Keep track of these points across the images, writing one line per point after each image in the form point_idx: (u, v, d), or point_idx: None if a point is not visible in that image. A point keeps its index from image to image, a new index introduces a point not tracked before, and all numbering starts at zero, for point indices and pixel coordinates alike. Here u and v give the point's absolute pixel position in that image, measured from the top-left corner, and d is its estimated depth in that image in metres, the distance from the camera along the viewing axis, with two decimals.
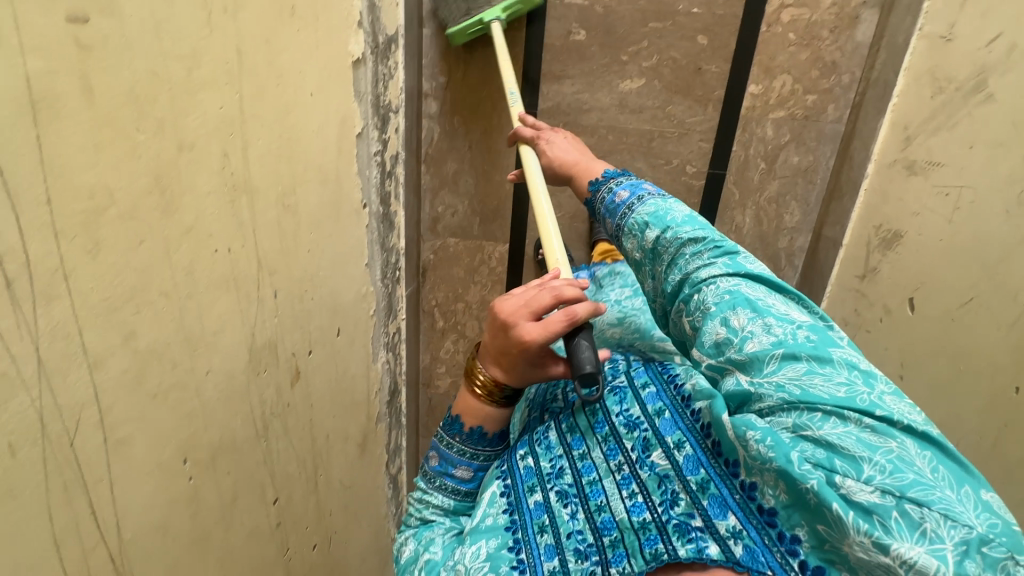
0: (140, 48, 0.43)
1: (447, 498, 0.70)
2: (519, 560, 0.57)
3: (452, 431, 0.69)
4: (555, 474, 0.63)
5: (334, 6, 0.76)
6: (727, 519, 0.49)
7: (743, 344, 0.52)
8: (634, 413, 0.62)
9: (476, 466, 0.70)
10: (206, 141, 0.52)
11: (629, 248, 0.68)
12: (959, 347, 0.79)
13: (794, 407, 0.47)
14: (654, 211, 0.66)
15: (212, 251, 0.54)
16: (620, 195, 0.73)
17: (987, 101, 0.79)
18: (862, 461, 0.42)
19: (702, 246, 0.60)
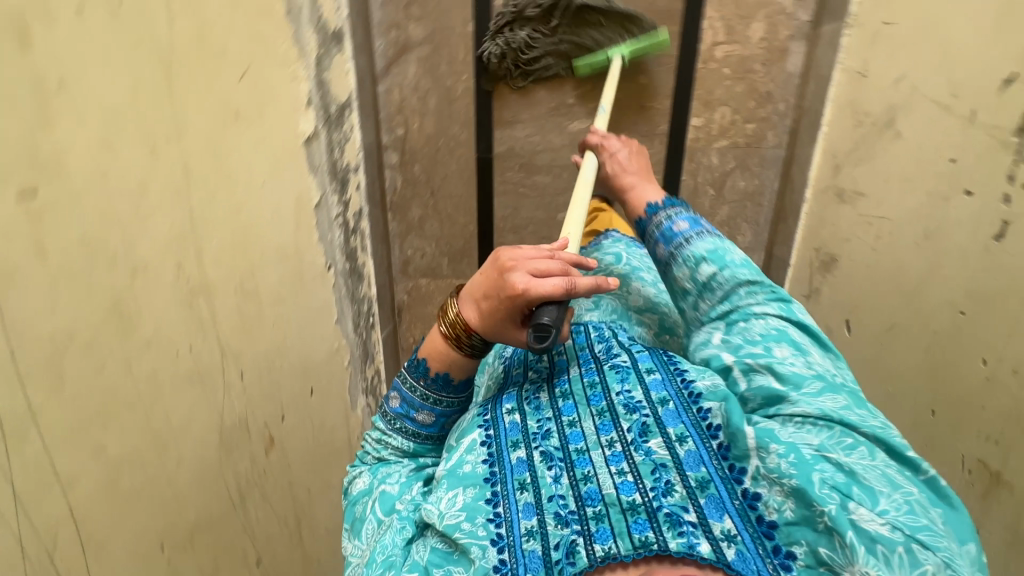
0: (88, 199, 0.48)
1: (407, 441, 0.69)
2: (496, 514, 0.55)
3: (416, 373, 0.68)
4: (541, 435, 0.61)
5: (282, 96, 0.82)
6: (722, 521, 0.51)
7: (786, 370, 0.59)
8: (636, 396, 0.61)
9: (438, 411, 0.69)
10: (159, 261, 0.57)
11: (678, 275, 0.72)
12: (886, 369, 0.84)
13: (829, 426, 0.54)
14: (713, 249, 0.71)
15: (174, 355, 0.60)
16: (678, 223, 0.75)
17: (897, 139, 0.84)
18: (878, 496, 0.49)
19: (756, 289, 0.67)
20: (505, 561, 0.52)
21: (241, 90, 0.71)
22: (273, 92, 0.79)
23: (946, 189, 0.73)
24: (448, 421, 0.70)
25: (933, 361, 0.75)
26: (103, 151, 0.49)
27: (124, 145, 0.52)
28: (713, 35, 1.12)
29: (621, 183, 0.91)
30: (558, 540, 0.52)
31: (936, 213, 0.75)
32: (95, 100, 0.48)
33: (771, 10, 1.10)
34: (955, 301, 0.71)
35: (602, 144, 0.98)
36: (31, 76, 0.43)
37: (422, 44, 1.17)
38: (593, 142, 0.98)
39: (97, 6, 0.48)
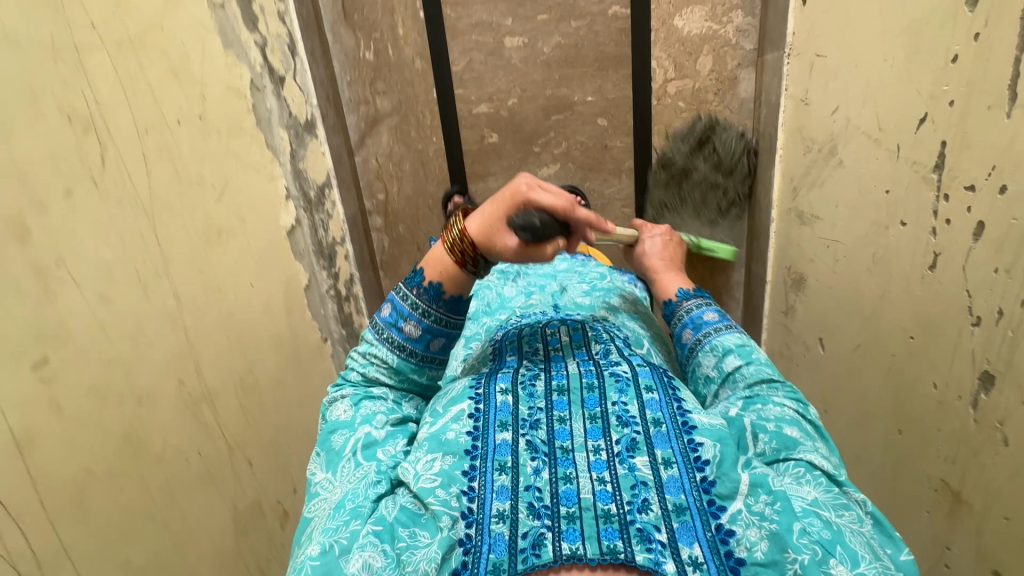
0: (93, 351, 0.55)
1: (392, 354, 0.64)
2: (470, 489, 0.49)
3: (410, 282, 0.63)
4: (530, 423, 0.54)
5: (259, 200, 0.89)
6: (692, 548, 0.45)
7: (796, 436, 0.53)
8: (632, 410, 0.54)
9: (426, 325, 0.63)
10: (162, 384, 0.64)
11: (703, 362, 0.66)
12: (859, 388, 0.87)
13: (828, 484, 0.49)
14: (740, 343, 0.65)
15: (184, 462, 0.67)
16: (704, 314, 0.70)
17: (840, 167, 0.87)
18: (860, 558, 0.44)
19: (780, 384, 0.59)
20: (471, 536, 0.47)
21: (219, 208, 0.78)
22: (250, 199, 0.86)
23: (885, 219, 0.77)
24: (435, 340, 0.65)
25: (894, 382, 0.77)
26: (100, 306, 0.57)
27: (118, 294, 0.59)
28: (663, 73, 1.16)
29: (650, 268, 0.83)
30: (527, 529, 0.46)
31: (880, 241, 0.78)
32: (90, 265, 0.56)
33: (715, 43, 1.13)
34: (905, 326, 0.74)
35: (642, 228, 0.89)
36: (35, 265, 0.50)
37: (391, 114, 1.24)
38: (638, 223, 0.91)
39: (83, 185, 0.56)
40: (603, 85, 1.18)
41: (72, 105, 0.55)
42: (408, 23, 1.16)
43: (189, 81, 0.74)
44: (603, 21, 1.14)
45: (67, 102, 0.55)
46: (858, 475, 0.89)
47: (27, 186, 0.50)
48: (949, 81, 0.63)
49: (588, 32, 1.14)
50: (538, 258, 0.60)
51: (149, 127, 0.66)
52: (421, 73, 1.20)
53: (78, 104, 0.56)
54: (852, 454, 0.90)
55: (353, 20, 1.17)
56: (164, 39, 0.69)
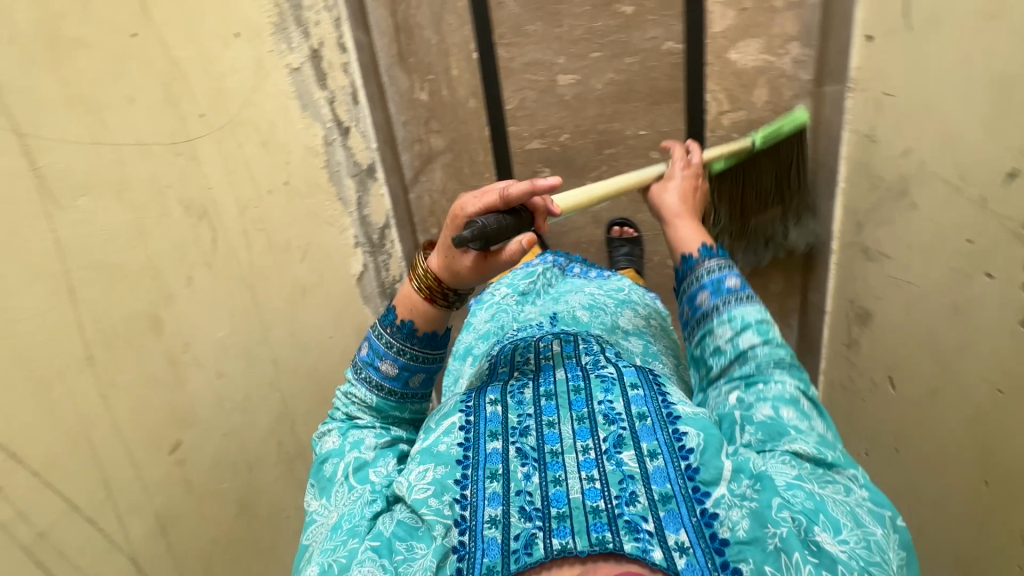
0: (212, 427, 0.59)
1: (370, 393, 0.64)
2: (462, 497, 0.52)
3: (385, 321, 0.64)
4: (520, 431, 0.56)
5: (334, 253, 0.92)
6: (678, 534, 0.47)
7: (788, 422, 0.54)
8: (617, 407, 0.56)
9: (402, 363, 0.63)
10: (265, 448, 0.68)
11: (718, 332, 0.60)
12: (935, 432, 0.86)
13: (811, 466, 0.51)
14: (758, 319, 0.59)
15: (285, 518, 0.70)
16: (728, 279, 0.62)
17: (913, 208, 0.87)
18: (841, 526, 0.47)
19: (789, 364, 0.58)
20: (464, 543, 0.49)
21: (304, 268, 0.81)
22: (328, 255, 0.90)
23: (967, 267, 0.76)
24: (413, 377, 0.64)
25: (978, 432, 0.76)
26: (216, 383, 0.60)
27: (229, 369, 0.62)
28: (717, 106, 1.16)
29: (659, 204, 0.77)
30: (519, 531, 0.49)
31: (961, 288, 0.77)
32: (207, 346, 0.59)
33: (771, 74, 1.12)
34: (991, 378, 0.73)
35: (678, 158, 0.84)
36: (167, 355, 0.54)
37: (444, 152, 1.26)
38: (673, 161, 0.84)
39: (200, 271, 0.59)
40: (655, 118, 1.18)
41: (189, 196, 0.58)
42: (462, 64, 1.18)
43: (276, 150, 0.77)
44: (657, 56, 1.13)
45: (184, 194, 0.58)
46: (936, 519, 0.88)
47: (158, 281, 0.53)
48: None
49: (641, 67, 1.15)
50: (501, 261, 0.58)
51: (249, 203, 0.69)
52: (474, 112, 1.22)
53: (193, 194, 0.59)
54: (929, 497, 0.89)
55: (408, 63, 1.19)
56: (256, 114, 0.72)
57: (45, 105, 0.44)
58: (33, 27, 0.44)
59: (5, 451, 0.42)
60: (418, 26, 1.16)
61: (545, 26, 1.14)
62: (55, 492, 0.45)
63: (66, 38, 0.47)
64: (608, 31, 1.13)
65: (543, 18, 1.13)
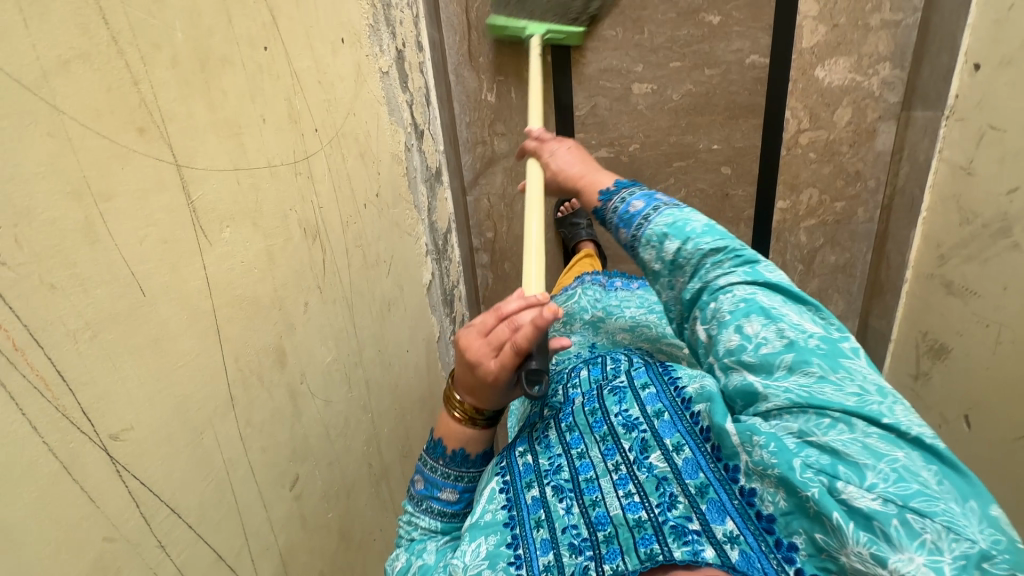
0: (323, 458, 0.57)
1: (435, 521, 0.59)
2: (517, 557, 0.50)
3: (434, 454, 0.61)
4: (553, 470, 0.57)
5: (410, 264, 0.89)
6: (725, 525, 0.46)
7: (762, 361, 0.49)
8: (633, 413, 0.58)
9: (462, 488, 0.61)
10: (359, 474, 0.66)
11: (646, 259, 0.60)
12: (1018, 478, 0.85)
13: (800, 410, 0.45)
14: (672, 221, 0.59)
15: (373, 540, 0.69)
16: (633, 204, 0.64)
17: (1014, 248, 0.84)
18: (865, 467, 0.41)
19: (726, 254, 0.56)
20: None
21: (389, 282, 0.79)
22: (406, 266, 0.87)
23: None
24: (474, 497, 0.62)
25: None
26: (325, 412, 0.58)
27: (335, 395, 0.60)
28: (796, 124, 1.12)
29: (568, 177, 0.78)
30: (572, 569, 0.48)
31: None
32: (319, 374, 0.57)
33: (857, 94, 1.09)
34: None
35: (540, 147, 0.84)
36: (290, 387, 0.51)
37: (507, 156, 1.23)
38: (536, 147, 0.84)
39: (314, 296, 0.57)
40: (731, 133, 1.15)
41: (306, 217, 0.56)
42: (534, 67, 1.14)
43: (371, 161, 0.74)
44: (739, 70, 1.10)
45: (302, 216, 0.55)
46: None
47: (282, 311, 0.51)
48: None
49: (721, 80, 1.11)
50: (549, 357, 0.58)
51: (350, 218, 0.67)
52: (543, 116, 1.18)
53: (309, 215, 0.57)
54: None
55: (478, 62, 1.15)
56: (356, 124, 0.70)
57: (198, 132, 0.41)
58: (190, 47, 0.40)
59: (166, 506, 0.36)
60: None
61: (625, 32, 1.09)
62: (205, 542, 0.40)
63: (215, 56, 0.43)
64: (691, 41, 1.09)
65: (623, 23, 1.09)
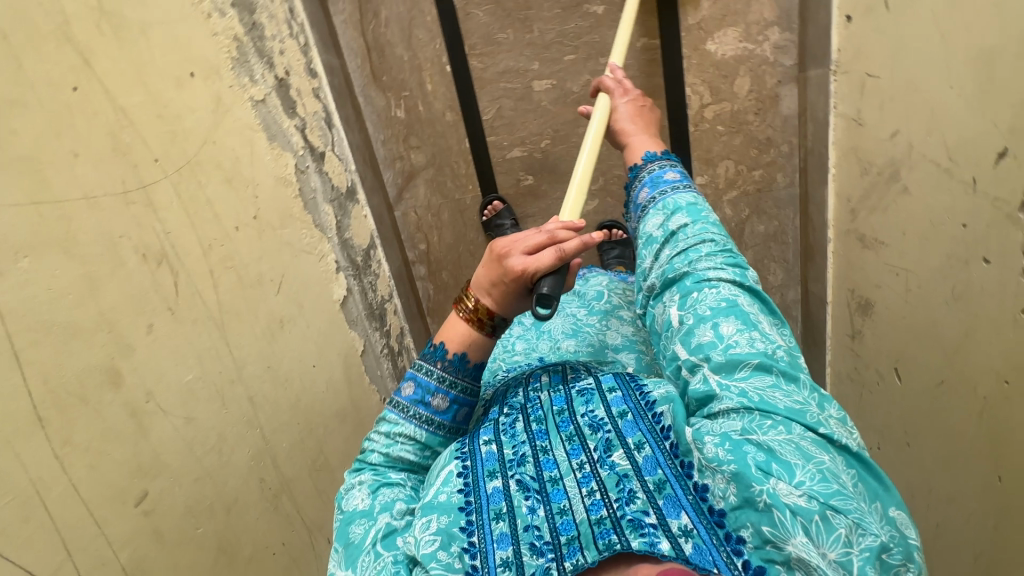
0: (185, 474, 0.59)
1: (420, 429, 0.66)
2: (471, 544, 0.52)
3: (435, 357, 0.66)
4: (517, 462, 0.58)
5: (313, 282, 0.91)
6: (680, 519, 0.49)
7: (730, 359, 0.55)
8: (598, 414, 0.60)
9: (454, 396, 0.66)
10: (245, 488, 0.67)
11: (650, 224, 0.67)
12: (943, 426, 0.82)
13: (749, 412, 0.51)
14: (689, 202, 0.67)
15: (272, 553, 0.70)
16: (667, 172, 0.72)
17: (905, 193, 0.82)
18: (796, 468, 0.47)
19: (717, 244, 0.63)
20: None
21: (279, 300, 0.81)
22: (306, 284, 0.89)
23: (962, 253, 0.72)
24: (460, 410, 0.68)
25: (990, 425, 0.72)
26: (186, 427, 0.60)
27: (201, 411, 0.62)
28: (699, 99, 1.13)
29: (621, 132, 0.84)
30: (533, 570, 0.50)
31: (960, 276, 0.73)
32: (173, 392, 0.59)
33: (752, 63, 1.10)
34: (998, 369, 0.69)
35: (615, 87, 0.88)
36: (128, 407, 0.53)
37: (425, 167, 1.25)
38: (606, 83, 0.88)
39: (162, 317, 0.59)
40: None
41: (145, 243, 0.58)
42: (436, 78, 1.17)
43: (242, 185, 0.76)
44: (632, 54, 1.11)
45: (140, 241, 0.58)
46: (955, 517, 0.83)
47: (114, 333, 0.53)
48: None
49: (617, 66, 1.13)
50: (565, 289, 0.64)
51: (214, 241, 0.69)
52: (452, 125, 1.20)
53: (150, 240, 0.59)
54: (945, 494, 0.85)
55: (382, 81, 1.18)
56: (218, 151, 0.72)
57: None
58: None
59: None
60: (388, 44, 1.15)
61: (516, 33, 1.13)
62: (8, 558, 0.42)
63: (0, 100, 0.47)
64: (582, 32, 1.12)
65: (513, 25, 1.12)
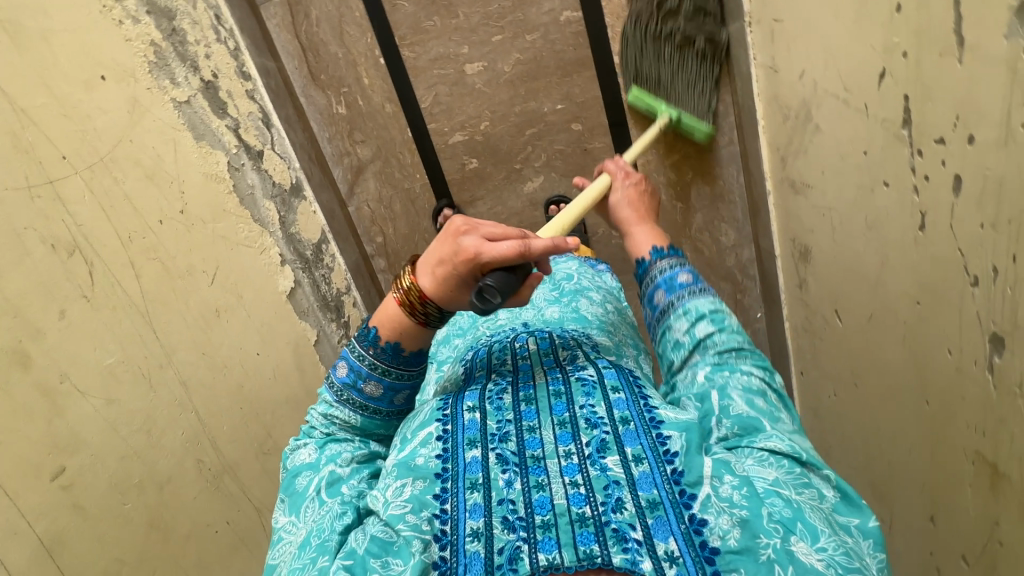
0: (108, 451, 0.62)
1: (354, 414, 0.61)
2: (442, 511, 0.49)
3: (364, 339, 0.59)
4: (500, 437, 0.54)
5: (254, 273, 0.93)
6: (667, 542, 0.46)
7: (761, 419, 0.53)
8: (598, 411, 0.55)
9: (387, 383, 0.60)
10: (180, 468, 0.70)
11: (676, 324, 0.60)
12: (879, 359, 0.82)
13: (788, 465, 0.50)
14: (714, 310, 0.60)
15: (214, 531, 0.73)
16: (682, 274, 0.62)
17: (817, 132, 0.83)
18: (819, 532, 0.46)
19: (748, 351, 0.59)
20: (446, 558, 0.47)
21: (214, 290, 0.83)
22: (246, 276, 0.91)
23: (866, 181, 0.73)
24: (399, 395, 0.62)
25: (913, 351, 0.72)
26: (108, 408, 0.63)
27: (127, 394, 0.65)
28: None
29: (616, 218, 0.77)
30: (503, 544, 0.47)
31: (870, 205, 0.73)
32: (92, 375, 0.62)
33: None
34: (909, 292, 0.69)
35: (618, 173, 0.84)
36: (41, 388, 0.56)
37: (372, 160, 1.26)
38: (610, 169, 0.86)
39: (76, 304, 0.62)
40: (570, 90, 1.18)
41: (54, 235, 0.62)
42: (371, 72, 1.20)
43: (166, 182, 0.79)
44: (557, 28, 1.14)
45: (49, 234, 0.61)
46: (899, 451, 0.83)
47: (21, 318, 0.56)
48: (898, 32, 0.59)
49: (543, 42, 1.15)
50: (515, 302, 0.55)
51: (134, 233, 0.72)
52: (392, 116, 1.23)
53: (60, 233, 0.62)
54: (890, 429, 0.84)
55: (320, 80, 1.21)
56: (135, 149, 0.75)
57: None
58: None
59: None
60: (322, 43, 1.18)
61: (442, 20, 1.15)
62: None
63: None
64: (505, 12, 1.14)
65: (438, 12, 1.15)
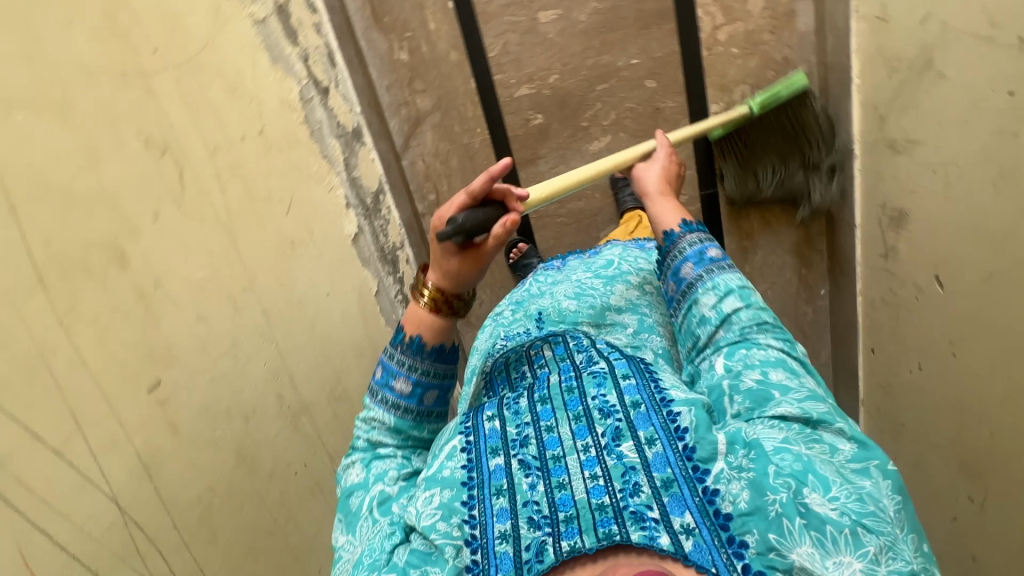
0: (201, 371, 0.57)
1: (389, 415, 0.61)
2: (471, 517, 0.49)
3: (394, 342, 0.63)
4: (520, 442, 0.53)
5: (324, 210, 0.88)
6: (683, 517, 0.46)
7: (772, 388, 0.52)
8: (610, 400, 0.54)
9: (415, 379, 0.61)
10: (262, 399, 0.64)
11: (703, 300, 0.60)
12: (993, 322, 0.77)
13: (801, 427, 0.50)
14: (740, 284, 0.60)
15: (294, 473, 0.68)
16: (709, 250, 0.63)
17: (940, 79, 0.78)
18: (831, 483, 0.45)
19: (771, 325, 0.58)
20: (477, 561, 0.48)
21: (290, 221, 0.77)
22: (317, 212, 0.85)
23: (1005, 124, 0.68)
24: (428, 394, 0.62)
25: None
26: (199, 323, 0.58)
27: (214, 312, 0.60)
28: (711, 21, 1.11)
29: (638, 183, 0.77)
30: (529, 541, 0.47)
31: (1006, 152, 0.69)
32: (184, 286, 0.57)
33: None
34: None
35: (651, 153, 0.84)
36: (137, 290, 0.52)
37: (432, 111, 1.20)
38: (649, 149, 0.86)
39: (168, 208, 0.56)
40: (647, 44, 1.14)
41: (148, 129, 0.56)
42: (439, 16, 1.14)
43: (246, 97, 0.73)
44: None
45: (142, 126, 0.56)
46: (1007, 421, 0.78)
47: (117, 214, 0.51)
48: None
49: None
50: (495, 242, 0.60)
51: (219, 145, 0.66)
52: (457, 64, 1.17)
53: (155, 129, 0.57)
54: (998, 399, 0.79)
55: (384, 22, 1.15)
56: (216, 57, 0.69)
57: None
58: None
59: None
60: None
61: None
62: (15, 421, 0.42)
63: None
64: None
65: None
